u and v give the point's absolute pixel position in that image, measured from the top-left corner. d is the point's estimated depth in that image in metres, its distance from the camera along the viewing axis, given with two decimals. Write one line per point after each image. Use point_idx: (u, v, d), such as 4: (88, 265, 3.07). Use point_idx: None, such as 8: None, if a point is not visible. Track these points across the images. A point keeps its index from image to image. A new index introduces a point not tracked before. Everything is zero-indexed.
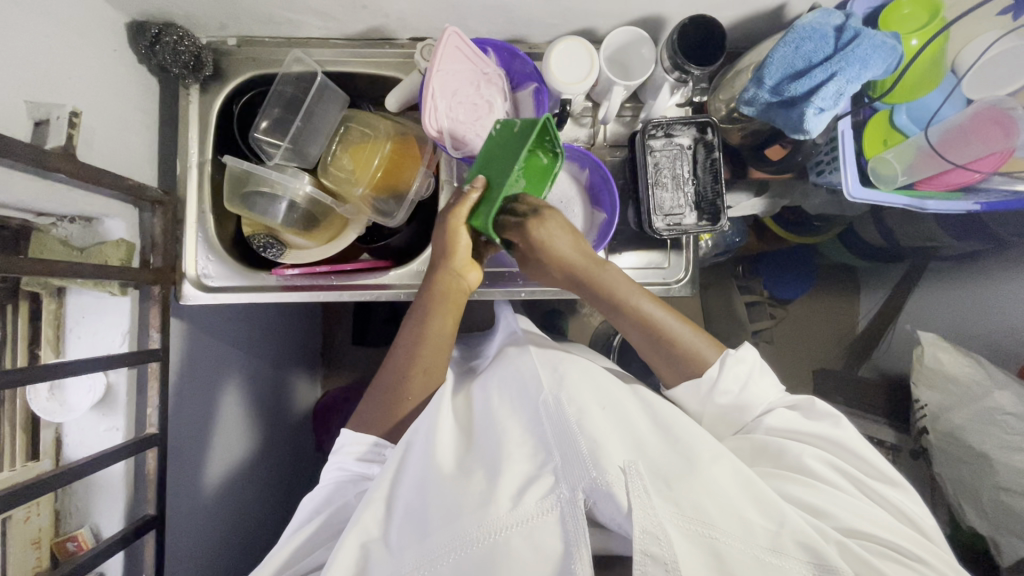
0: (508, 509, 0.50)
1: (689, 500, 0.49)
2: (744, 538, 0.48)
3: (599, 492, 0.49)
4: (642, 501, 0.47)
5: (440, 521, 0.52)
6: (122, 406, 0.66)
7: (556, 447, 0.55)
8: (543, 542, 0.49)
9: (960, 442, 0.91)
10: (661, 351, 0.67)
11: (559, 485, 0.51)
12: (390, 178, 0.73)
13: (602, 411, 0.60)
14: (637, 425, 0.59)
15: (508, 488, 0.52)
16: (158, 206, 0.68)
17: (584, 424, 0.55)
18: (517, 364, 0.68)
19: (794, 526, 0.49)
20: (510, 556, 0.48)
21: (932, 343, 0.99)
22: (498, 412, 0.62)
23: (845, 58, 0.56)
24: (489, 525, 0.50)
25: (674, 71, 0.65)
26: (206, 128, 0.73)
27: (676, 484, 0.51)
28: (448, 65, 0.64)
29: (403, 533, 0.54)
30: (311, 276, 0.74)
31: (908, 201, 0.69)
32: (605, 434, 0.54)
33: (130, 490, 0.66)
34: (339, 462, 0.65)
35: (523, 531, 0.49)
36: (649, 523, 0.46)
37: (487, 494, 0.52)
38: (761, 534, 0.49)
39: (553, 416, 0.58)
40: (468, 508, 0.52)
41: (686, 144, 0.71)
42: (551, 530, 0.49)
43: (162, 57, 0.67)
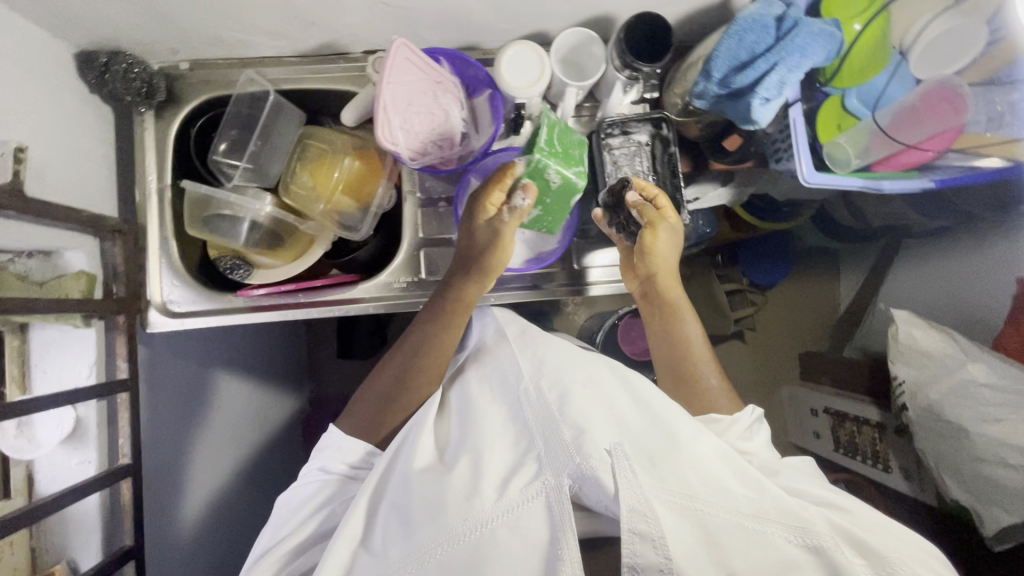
0: (493, 500, 0.52)
1: (673, 473, 0.50)
2: (727, 507, 0.48)
3: (586, 477, 0.50)
4: (629, 481, 0.47)
5: (425, 517, 0.54)
6: (94, 439, 0.65)
7: (539, 434, 0.56)
8: (528, 530, 0.50)
9: (937, 416, 0.93)
10: (677, 380, 0.71)
11: (542, 473, 0.52)
12: (351, 191, 0.73)
13: (586, 388, 0.59)
14: (617, 401, 0.58)
15: (492, 479, 0.54)
16: (118, 235, 0.67)
17: (566, 408, 0.56)
18: (498, 352, 0.69)
19: (776, 495, 0.50)
20: (497, 548, 0.50)
21: (906, 321, 0.99)
22: (479, 402, 0.63)
23: (786, 47, 0.56)
24: (475, 518, 0.51)
25: (624, 69, 0.66)
26: (164, 153, 0.72)
27: (660, 460, 0.51)
28: (398, 77, 0.63)
29: (386, 533, 0.56)
30: (277, 295, 0.74)
31: (864, 181, 0.69)
32: (589, 414, 0.55)
33: (106, 520, 0.66)
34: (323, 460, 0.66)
35: (509, 520, 0.50)
36: (637, 501, 0.46)
37: (471, 488, 0.53)
38: (743, 501, 0.49)
39: (535, 402, 0.59)
40: (453, 502, 0.53)
41: (643, 141, 0.72)
42: (535, 516, 0.50)
43: (114, 86, 0.67)
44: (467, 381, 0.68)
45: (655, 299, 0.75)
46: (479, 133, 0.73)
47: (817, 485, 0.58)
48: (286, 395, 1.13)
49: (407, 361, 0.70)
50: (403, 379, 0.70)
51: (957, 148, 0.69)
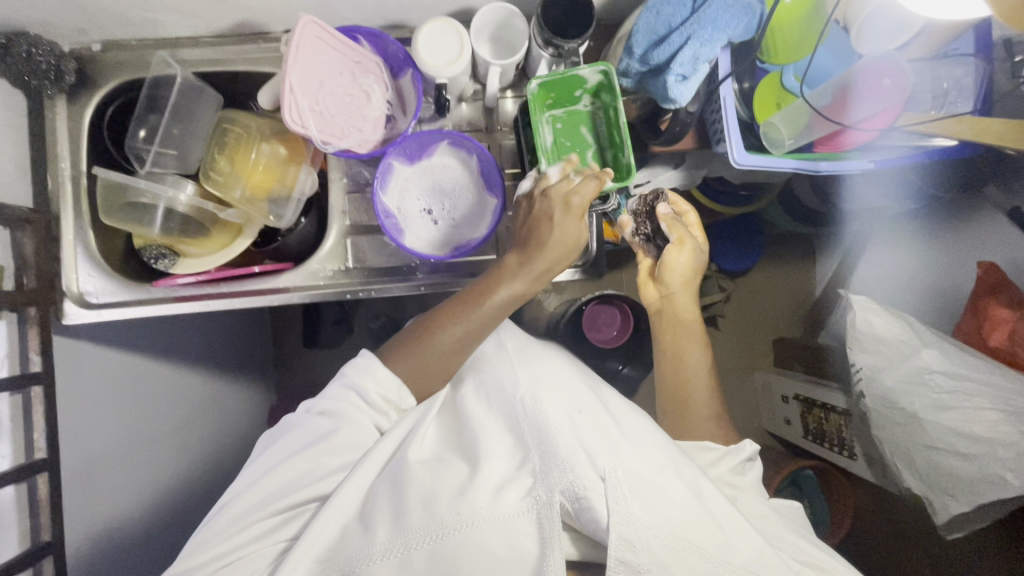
0: (485, 502, 0.54)
1: (662, 507, 0.52)
2: (712, 551, 0.50)
3: (578, 499, 0.52)
4: (620, 509, 0.51)
5: (418, 505, 0.54)
6: (7, 434, 0.64)
7: (535, 447, 0.58)
8: (516, 541, 0.52)
9: (891, 404, 0.91)
10: (672, 396, 0.75)
11: (535, 486, 0.54)
12: (270, 176, 0.70)
13: (579, 414, 0.61)
14: (614, 427, 0.59)
15: (486, 483, 0.55)
16: (27, 224, 0.65)
17: (563, 429, 0.58)
18: (496, 360, 0.70)
19: (763, 544, 0.51)
20: (483, 549, 0.52)
21: (865, 307, 0.94)
22: (476, 412, 0.64)
23: (698, 20, 0.52)
24: (464, 515, 0.53)
25: (548, 46, 0.63)
26: (78, 139, 0.70)
27: (651, 489, 0.53)
28: (307, 56, 0.61)
29: (376, 513, 0.54)
30: (199, 285, 0.72)
31: (799, 163, 0.66)
32: (589, 440, 0.57)
33: (24, 516, 0.64)
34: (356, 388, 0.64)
35: (497, 527, 0.52)
36: (626, 531, 0.49)
37: (464, 487, 0.55)
38: (732, 548, 0.51)
39: (533, 418, 0.61)
40: (445, 497, 0.54)
41: (573, 126, 0.70)
42: (526, 530, 0.52)
43: (17, 68, 0.64)
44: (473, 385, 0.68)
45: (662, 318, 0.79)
46: (405, 114, 0.70)
47: (803, 536, 0.60)
48: (253, 385, 1.13)
49: (410, 358, 0.66)
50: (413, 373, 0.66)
51: (900, 128, 0.65)
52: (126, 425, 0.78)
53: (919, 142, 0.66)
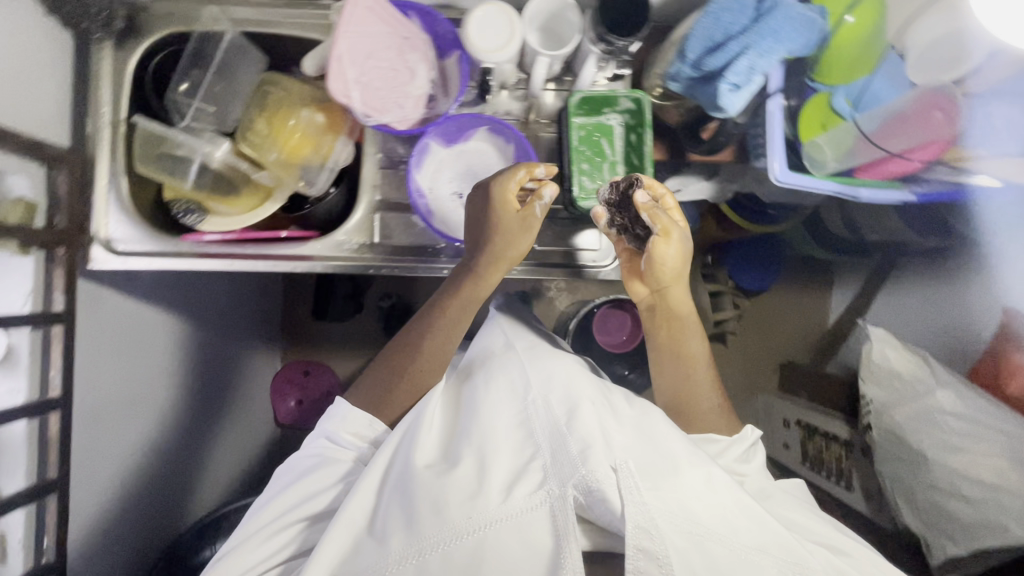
0: (498, 502, 0.52)
1: (675, 500, 0.51)
2: (727, 537, 0.50)
3: (591, 491, 0.51)
4: (633, 496, 0.49)
5: (430, 511, 0.53)
6: (24, 368, 0.64)
7: (544, 443, 0.57)
8: (531, 536, 0.50)
9: (899, 440, 0.90)
10: (675, 395, 0.72)
11: (547, 482, 0.53)
12: (306, 143, 0.70)
13: (589, 407, 0.60)
14: (621, 426, 0.59)
15: (498, 481, 0.54)
16: (63, 164, 0.65)
17: (572, 422, 0.57)
18: (504, 359, 0.70)
19: (775, 530, 0.52)
20: (498, 548, 0.50)
21: (882, 340, 0.96)
22: (484, 403, 0.63)
23: (759, 30, 0.52)
24: (479, 518, 0.52)
25: (599, 41, 0.62)
26: (121, 86, 0.70)
27: (662, 483, 0.52)
28: (357, 28, 0.61)
29: (388, 520, 0.55)
30: (225, 244, 0.72)
31: (839, 187, 0.65)
32: (595, 430, 0.56)
33: (32, 452, 0.65)
34: (330, 433, 0.65)
35: (512, 524, 0.51)
36: (642, 519, 0.48)
37: (476, 488, 0.54)
38: (745, 534, 0.50)
39: (542, 414, 0.60)
40: (456, 501, 0.53)
41: (614, 123, 0.68)
42: (540, 523, 0.51)
43: (69, 9, 0.64)
44: (477, 381, 0.67)
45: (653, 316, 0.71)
46: (446, 95, 0.69)
47: (810, 513, 0.60)
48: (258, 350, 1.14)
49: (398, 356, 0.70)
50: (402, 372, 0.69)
51: (946, 161, 0.64)
52: (131, 381, 0.79)
53: (960, 179, 0.65)
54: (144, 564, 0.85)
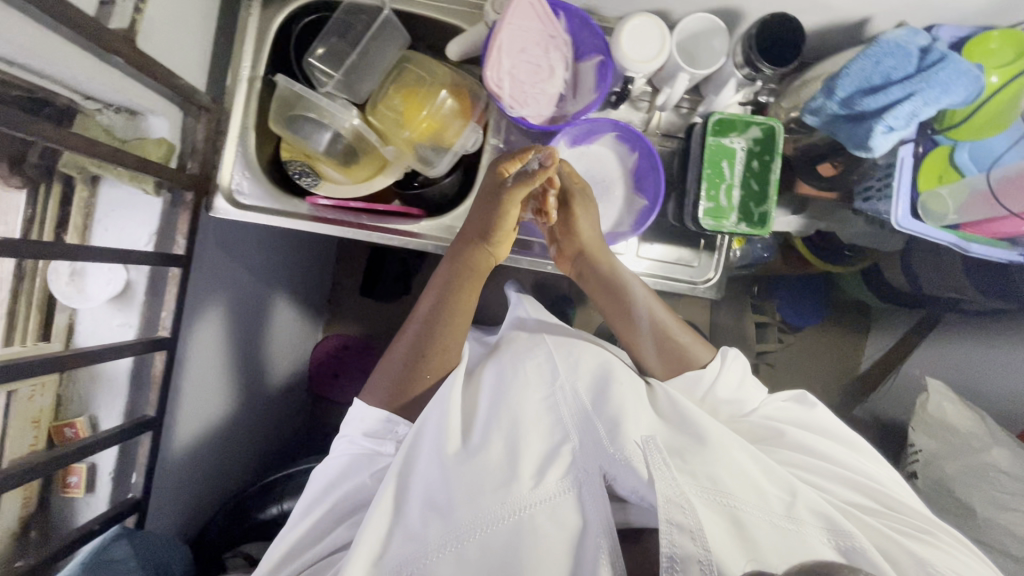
0: (530, 487, 0.56)
1: (706, 472, 0.53)
2: (761, 507, 0.52)
3: (619, 467, 0.55)
4: (663, 472, 0.52)
5: (464, 496, 0.55)
6: (138, 305, 0.66)
7: (574, 429, 0.60)
8: (563, 518, 0.54)
9: (945, 491, 0.92)
10: (652, 341, 0.73)
11: (575, 465, 0.57)
12: (436, 125, 0.72)
13: (615, 387, 0.62)
14: (647, 411, 0.61)
15: (529, 465, 0.57)
16: (203, 112, 0.68)
17: (600, 407, 0.60)
18: (524, 342, 0.71)
19: (808, 498, 0.54)
20: (536, 531, 0.53)
21: (938, 392, 0.97)
22: (514, 385, 0.64)
23: (927, 79, 0.54)
24: (513, 503, 0.55)
25: (745, 66, 0.64)
26: (263, 43, 0.71)
27: (689, 458, 0.55)
28: (517, 22, 0.62)
29: (423, 513, 0.57)
30: (342, 211, 0.73)
31: (955, 240, 0.68)
32: (621, 410, 0.59)
33: (132, 389, 0.67)
34: (349, 436, 0.66)
35: (545, 508, 0.55)
36: (674, 493, 0.50)
37: (509, 474, 0.56)
38: (777, 504, 0.53)
39: (570, 399, 0.63)
40: (489, 486, 0.56)
41: (740, 147, 0.69)
42: (570, 507, 0.55)
43: None
44: (500, 364, 0.68)
45: (584, 270, 0.73)
46: (576, 98, 0.71)
47: (827, 445, 0.64)
48: (303, 318, 1.15)
49: (420, 339, 0.68)
50: (417, 354, 0.67)
51: None
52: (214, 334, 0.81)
53: None
54: (206, 514, 0.91)
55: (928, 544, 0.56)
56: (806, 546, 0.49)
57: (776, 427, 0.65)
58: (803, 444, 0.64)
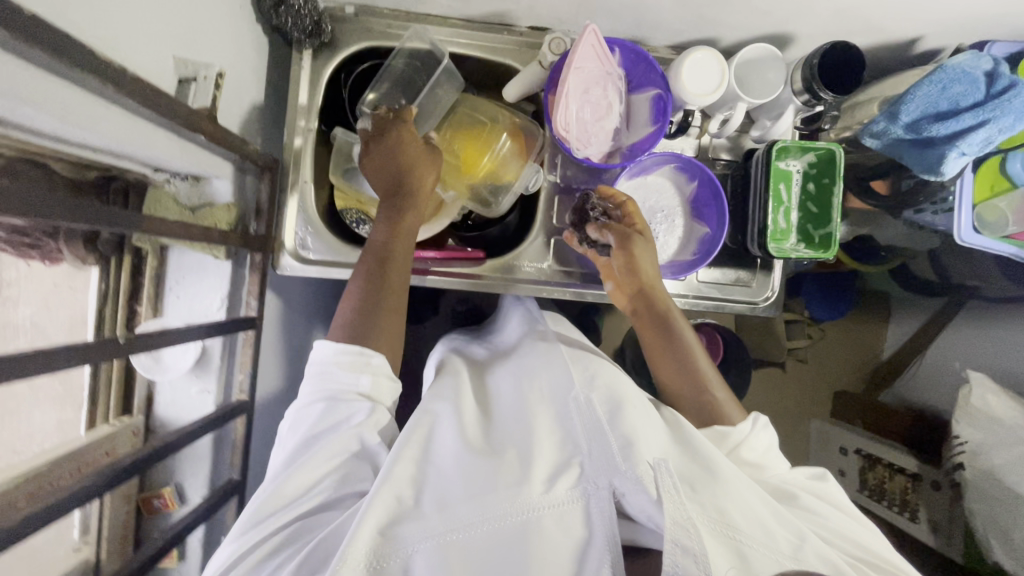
0: (541, 492, 0.46)
1: (714, 503, 0.43)
2: (767, 543, 0.42)
3: (630, 488, 0.44)
4: (674, 498, 0.42)
5: (463, 495, 0.47)
6: (215, 370, 0.66)
7: (584, 442, 0.50)
8: (569, 532, 0.45)
9: (996, 480, 0.95)
10: (691, 389, 0.65)
11: (586, 479, 0.47)
12: (494, 168, 0.71)
13: (637, 406, 0.53)
14: (661, 432, 0.51)
15: (541, 470, 0.48)
16: (266, 171, 0.66)
17: (615, 419, 0.50)
18: (548, 354, 0.63)
19: (817, 543, 0.44)
20: (542, 545, 0.44)
21: (983, 384, 1.01)
22: (532, 397, 0.58)
23: (1000, 106, 0.55)
24: (515, 509, 0.45)
25: (804, 93, 0.65)
26: (316, 95, 0.71)
27: (701, 489, 0.45)
28: (582, 65, 0.63)
29: (432, 503, 0.47)
30: (408, 260, 0.73)
31: (1016, 250, 0.69)
32: (638, 428, 0.49)
33: (213, 454, 0.67)
34: (323, 373, 0.56)
35: (553, 520, 0.45)
36: (681, 515, 0.41)
37: (521, 475, 0.47)
38: (784, 541, 0.43)
39: (583, 410, 0.53)
40: (497, 487, 0.46)
41: (797, 170, 0.71)
42: (574, 524, 0.45)
43: (285, 19, 0.65)
44: (515, 375, 0.63)
45: (642, 295, 0.68)
46: (630, 130, 0.71)
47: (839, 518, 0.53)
48: None
49: (357, 314, 0.59)
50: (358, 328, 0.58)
51: None
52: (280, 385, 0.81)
53: None
54: None
55: None
56: None
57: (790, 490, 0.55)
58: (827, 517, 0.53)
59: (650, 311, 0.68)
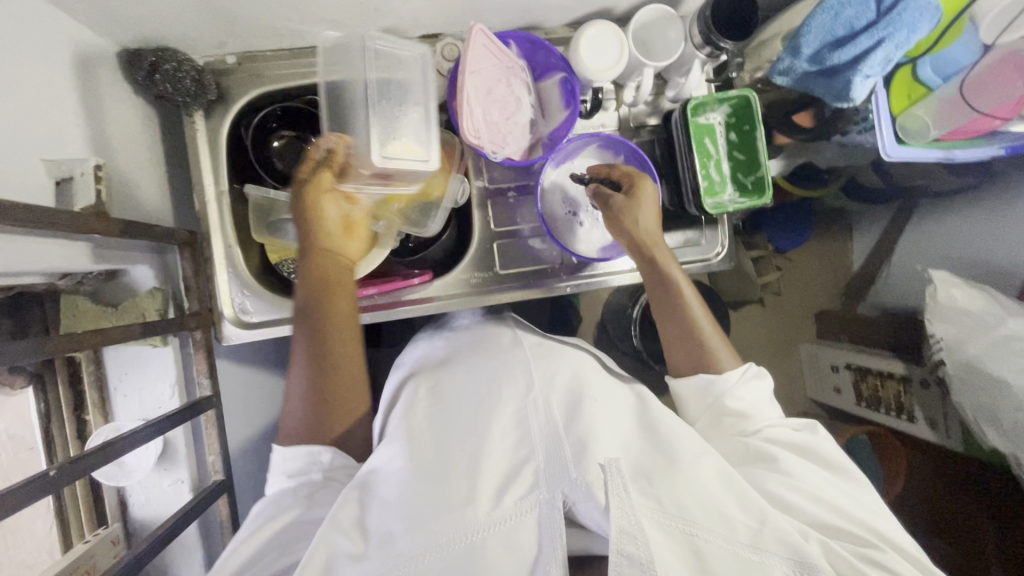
0: (489, 509, 0.46)
1: (671, 498, 0.47)
2: (724, 535, 0.46)
3: (578, 493, 0.46)
4: (621, 499, 0.45)
5: (410, 520, 0.46)
6: (183, 458, 0.64)
7: (541, 448, 0.50)
8: (519, 543, 0.45)
9: (976, 370, 0.96)
10: (687, 339, 0.65)
11: (540, 486, 0.47)
12: (419, 187, 0.69)
13: (593, 406, 0.54)
14: (624, 428, 0.54)
15: (488, 486, 0.48)
16: (186, 247, 0.64)
17: (571, 423, 0.51)
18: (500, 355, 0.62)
19: (777, 524, 0.47)
20: (489, 560, 0.44)
21: (945, 280, 1.02)
22: (485, 397, 0.56)
23: (891, 24, 0.55)
24: (466, 525, 0.45)
25: (705, 46, 0.64)
26: (217, 156, 0.67)
27: (658, 483, 0.48)
28: (475, 66, 0.60)
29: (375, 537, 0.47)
30: (354, 299, 0.71)
31: (939, 153, 0.72)
32: (592, 433, 0.50)
33: (203, 539, 0.66)
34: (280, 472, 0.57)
35: (499, 533, 0.45)
36: (628, 522, 0.44)
37: (468, 492, 0.47)
38: (741, 530, 0.46)
39: (540, 414, 0.53)
40: (445, 506, 0.46)
41: (719, 121, 0.70)
42: (528, 531, 0.45)
43: (163, 86, 0.62)
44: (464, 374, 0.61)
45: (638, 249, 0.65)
46: (546, 118, 0.70)
47: (816, 476, 0.55)
48: None
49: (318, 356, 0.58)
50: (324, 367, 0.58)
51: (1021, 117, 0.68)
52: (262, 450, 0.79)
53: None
54: None
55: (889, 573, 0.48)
56: None
57: (767, 449, 0.57)
58: (801, 474, 0.54)
59: (648, 265, 0.65)
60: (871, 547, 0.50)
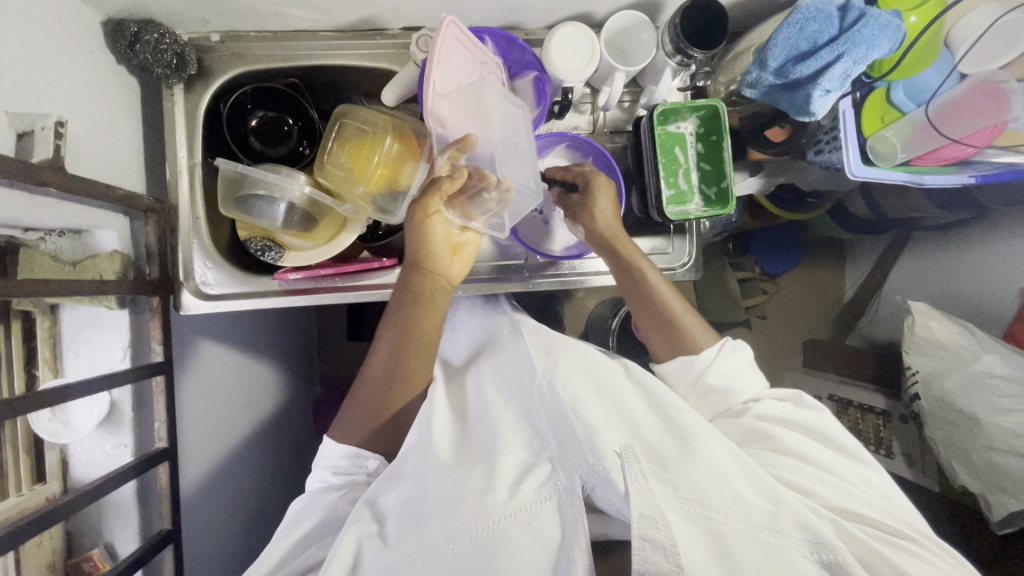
0: (507, 497, 0.49)
1: (688, 482, 0.48)
2: (743, 518, 0.46)
3: (597, 478, 0.49)
4: (638, 483, 0.47)
5: (437, 509, 0.50)
6: (128, 422, 0.65)
7: (551, 437, 0.54)
8: (541, 530, 0.48)
9: (950, 406, 0.93)
10: (661, 325, 0.69)
11: (555, 473, 0.51)
12: (390, 174, 0.71)
13: (599, 396, 0.57)
14: (633, 408, 0.55)
15: (506, 477, 0.51)
16: (151, 214, 0.65)
17: (579, 410, 0.54)
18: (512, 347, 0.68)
19: (791, 506, 0.48)
20: (508, 546, 0.47)
21: (924, 312, 1.01)
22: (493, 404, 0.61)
23: (851, 39, 0.55)
24: (487, 515, 0.49)
25: (676, 54, 0.64)
26: (195, 129, 0.69)
27: (674, 466, 0.49)
28: (447, 57, 0.62)
29: (399, 526, 0.52)
30: (315, 279, 0.72)
31: (908, 177, 0.70)
32: (598, 419, 0.53)
33: (141, 507, 0.66)
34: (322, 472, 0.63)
35: (522, 519, 0.48)
36: (647, 506, 0.45)
37: (486, 484, 0.51)
38: (758, 513, 0.47)
39: (547, 402, 0.57)
40: (466, 497, 0.50)
41: (690, 131, 0.71)
42: (549, 517, 0.48)
43: (144, 57, 0.64)
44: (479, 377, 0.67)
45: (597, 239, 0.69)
46: None
47: (810, 446, 0.58)
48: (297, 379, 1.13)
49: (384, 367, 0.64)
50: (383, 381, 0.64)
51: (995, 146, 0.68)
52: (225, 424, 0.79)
53: (1009, 159, 0.69)
54: None
55: (899, 548, 0.50)
56: (784, 562, 0.44)
57: (762, 428, 0.59)
58: (798, 450, 0.57)
59: (617, 260, 0.69)
60: (877, 526, 0.51)
